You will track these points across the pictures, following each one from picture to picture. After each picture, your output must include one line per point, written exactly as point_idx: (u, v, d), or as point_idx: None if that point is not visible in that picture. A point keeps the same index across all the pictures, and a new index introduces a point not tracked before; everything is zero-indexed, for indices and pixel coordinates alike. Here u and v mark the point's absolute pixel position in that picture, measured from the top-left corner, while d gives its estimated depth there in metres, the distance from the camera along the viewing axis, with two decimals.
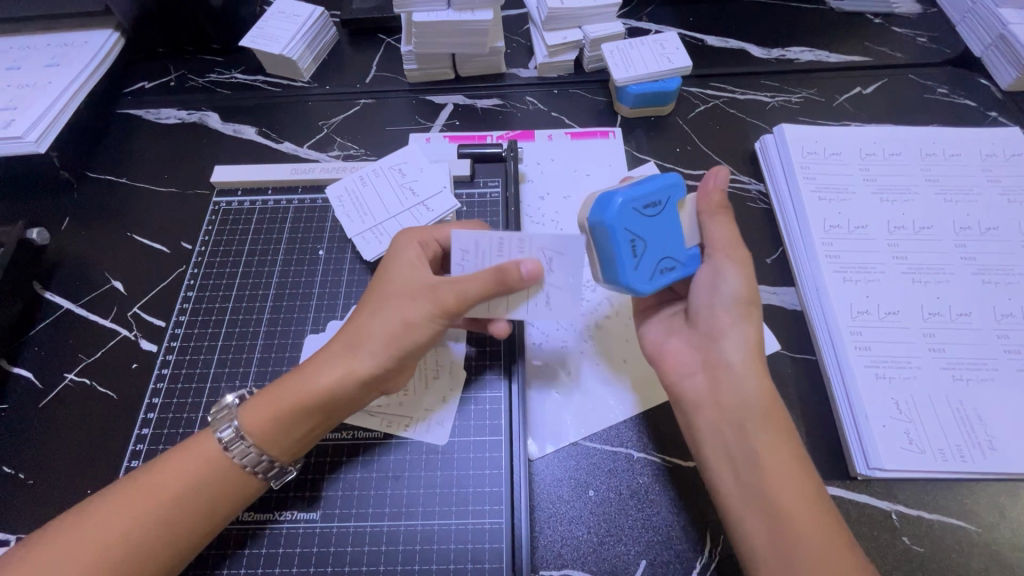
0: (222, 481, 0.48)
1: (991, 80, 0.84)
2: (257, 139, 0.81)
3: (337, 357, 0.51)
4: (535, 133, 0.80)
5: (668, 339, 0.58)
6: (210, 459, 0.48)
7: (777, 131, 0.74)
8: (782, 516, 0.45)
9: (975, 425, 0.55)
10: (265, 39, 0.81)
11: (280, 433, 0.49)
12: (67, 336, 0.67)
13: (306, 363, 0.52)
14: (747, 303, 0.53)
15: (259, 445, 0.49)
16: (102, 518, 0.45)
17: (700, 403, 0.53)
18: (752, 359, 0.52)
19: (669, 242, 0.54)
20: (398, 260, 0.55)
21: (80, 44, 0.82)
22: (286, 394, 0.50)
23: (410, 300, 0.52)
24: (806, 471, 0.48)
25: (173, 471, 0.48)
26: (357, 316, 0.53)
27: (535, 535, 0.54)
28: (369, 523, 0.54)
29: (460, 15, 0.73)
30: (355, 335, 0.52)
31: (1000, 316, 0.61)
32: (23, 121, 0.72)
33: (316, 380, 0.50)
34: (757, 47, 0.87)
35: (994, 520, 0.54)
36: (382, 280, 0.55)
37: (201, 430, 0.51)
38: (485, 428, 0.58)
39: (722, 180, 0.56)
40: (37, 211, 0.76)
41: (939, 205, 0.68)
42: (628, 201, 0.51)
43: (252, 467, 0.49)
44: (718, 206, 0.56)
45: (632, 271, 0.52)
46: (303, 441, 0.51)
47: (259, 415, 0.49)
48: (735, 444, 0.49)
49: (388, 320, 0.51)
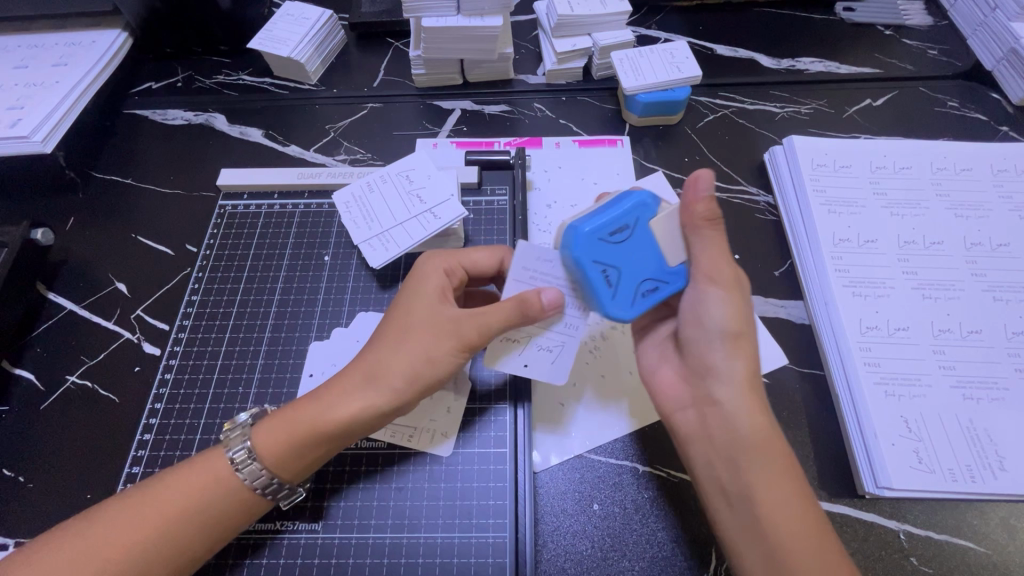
0: (232, 499, 0.48)
1: (1002, 94, 0.83)
2: (263, 142, 0.80)
3: (353, 390, 0.50)
4: (543, 140, 0.80)
5: (661, 367, 0.57)
6: (221, 475, 0.48)
7: (786, 143, 0.74)
8: (776, 556, 0.45)
9: (986, 445, 0.55)
10: (273, 42, 0.81)
11: (292, 459, 0.49)
12: (70, 338, 0.66)
13: (316, 393, 0.51)
14: (737, 335, 0.50)
15: (272, 470, 0.49)
16: (110, 525, 0.45)
17: (693, 438, 0.52)
18: (744, 393, 0.50)
19: (648, 263, 0.52)
20: (420, 285, 0.54)
21: (87, 43, 0.82)
22: (302, 422, 0.49)
23: (435, 332, 0.51)
24: (804, 502, 0.47)
25: (184, 482, 0.47)
26: (376, 343, 0.52)
27: (538, 549, 0.53)
28: (371, 535, 0.53)
29: (469, 21, 0.73)
30: (371, 366, 0.50)
31: (1011, 334, 0.60)
32: (30, 119, 0.72)
33: (331, 414, 0.49)
34: (767, 57, 0.87)
35: (1003, 541, 0.53)
36: (401, 304, 0.54)
37: (213, 446, 0.51)
38: (490, 440, 0.57)
39: (705, 187, 0.49)
40: (44, 210, 0.75)
41: (950, 220, 0.68)
42: (593, 232, 0.50)
43: (262, 487, 0.49)
44: (705, 218, 0.50)
45: (609, 302, 0.51)
46: (314, 464, 0.51)
47: (273, 443, 0.49)
48: (727, 480, 0.49)
49: (408, 354, 0.50)
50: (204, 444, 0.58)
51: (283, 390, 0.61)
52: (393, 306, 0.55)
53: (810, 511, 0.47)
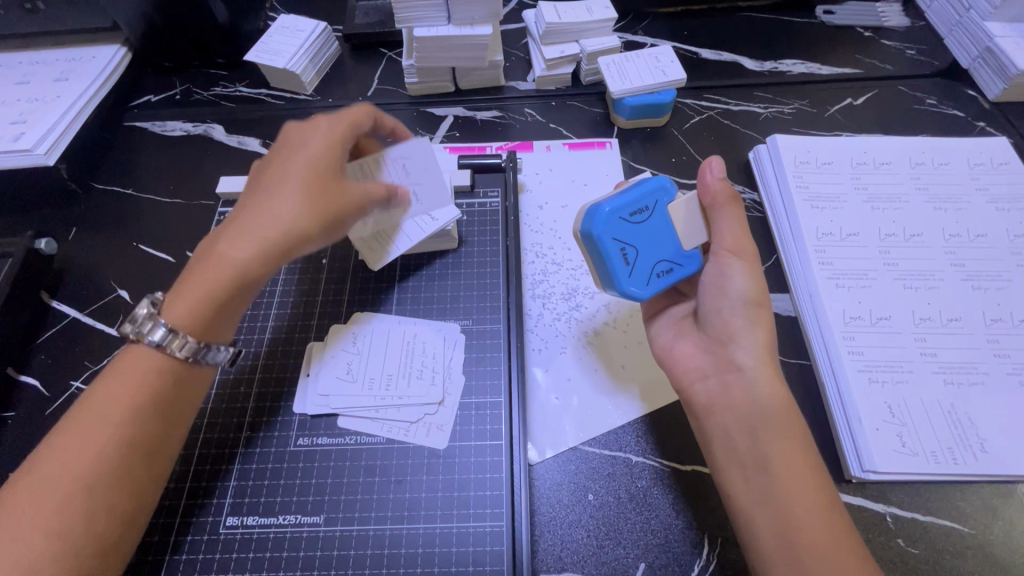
0: (166, 377, 0.49)
1: (978, 91, 0.86)
2: (261, 150, 0.82)
3: (246, 239, 0.50)
4: (533, 144, 0.82)
5: (679, 343, 0.59)
6: (149, 358, 0.49)
7: (770, 142, 0.76)
8: (791, 523, 0.47)
9: (966, 427, 0.56)
10: (270, 54, 0.83)
11: (200, 322, 0.50)
12: (74, 345, 0.68)
13: (212, 250, 0.50)
14: (757, 304, 0.55)
15: (184, 332, 0.49)
16: (64, 456, 0.45)
17: (714, 407, 0.54)
18: (765, 361, 0.53)
19: (664, 245, 0.57)
20: (304, 149, 0.54)
21: (88, 58, 0.84)
22: (207, 286, 0.49)
23: (324, 192, 0.52)
24: (816, 472, 0.49)
25: (116, 385, 0.47)
26: (257, 196, 0.52)
27: (536, 538, 0.55)
28: (371, 527, 0.54)
29: (460, 30, 0.76)
30: (260, 219, 0.50)
31: (989, 321, 0.62)
32: (33, 134, 0.73)
33: (230, 267, 0.49)
34: (750, 60, 0.89)
35: (986, 522, 0.55)
36: (289, 163, 0.53)
37: (126, 347, 0.50)
38: (485, 432, 0.59)
39: (718, 171, 0.56)
40: (46, 221, 0.77)
41: (929, 213, 0.70)
42: (614, 211, 0.54)
43: (193, 355, 0.50)
44: (724, 198, 0.56)
45: (626, 280, 0.55)
46: (236, 322, 0.53)
47: (179, 310, 0.49)
48: (746, 448, 0.51)
49: (301, 210, 0.51)
50: (191, 444, 0.58)
51: (284, 390, 0.61)
52: (275, 164, 0.54)
53: (821, 476, 0.49)
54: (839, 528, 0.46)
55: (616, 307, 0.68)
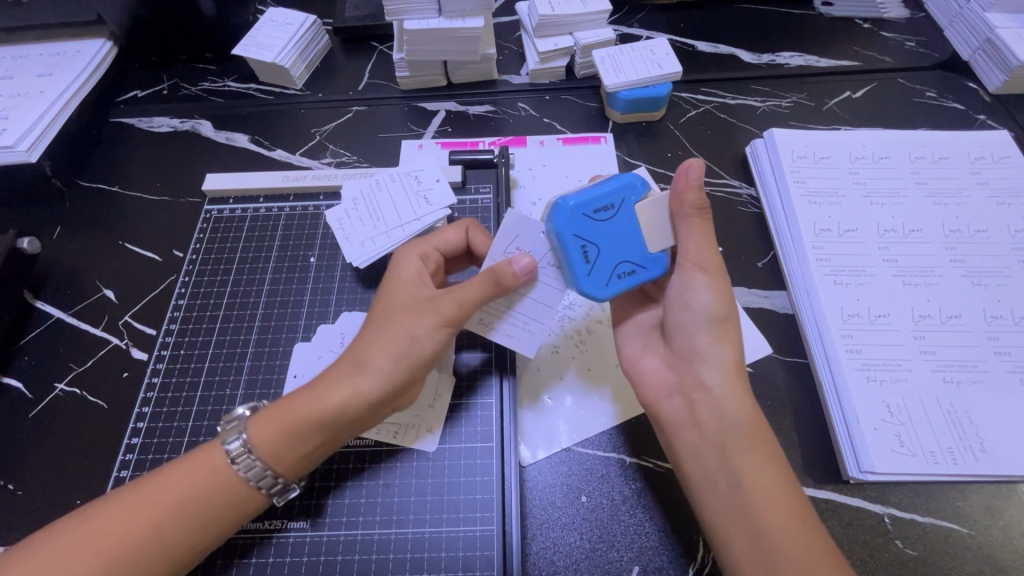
0: (233, 494, 0.48)
1: (979, 83, 0.84)
2: (250, 147, 0.81)
3: (339, 376, 0.50)
4: (527, 139, 0.81)
5: (646, 357, 0.58)
6: (217, 470, 0.48)
7: (767, 136, 0.75)
8: (766, 539, 0.45)
9: (966, 426, 0.56)
10: (258, 48, 0.81)
11: (287, 452, 0.49)
12: (58, 345, 0.66)
13: (307, 385, 0.51)
14: (721, 320, 0.53)
15: (266, 460, 0.48)
16: (99, 528, 0.45)
17: (682, 425, 0.53)
18: (730, 377, 0.52)
19: (628, 247, 0.53)
20: (402, 275, 0.56)
21: (72, 53, 0.82)
22: (296, 420, 0.49)
23: (415, 311, 0.51)
24: (789, 487, 0.48)
25: (180, 478, 0.48)
26: (359, 332, 0.53)
27: (528, 542, 0.54)
28: (360, 531, 0.53)
29: (451, 22, 0.74)
30: (355, 352, 0.51)
31: (990, 317, 0.61)
32: (15, 130, 0.72)
33: (315, 400, 0.49)
34: (747, 52, 0.88)
35: (986, 522, 0.54)
36: (383, 293, 0.55)
37: (211, 440, 0.51)
38: (476, 434, 0.58)
39: (695, 176, 0.51)
40: (30, 220, 0.76)
41: (928, 208, 0.69)
42: (577, 206, 0.51)
43: (265, 485, 0.49)
44: (694, 207, 0.52)
45: (585, 281, 0.52)
46: (325, 455, 0.52)
47: (266, 449, 0.48)
48: (714, 466, 0.50)
49: (393, 334, 0.51)
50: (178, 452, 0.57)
51: (271, 391, 0.61)
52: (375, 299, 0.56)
53: (795, 491, 0.48)
54: (816, 543, 0.45)
55: (609, 306, 0.67)
